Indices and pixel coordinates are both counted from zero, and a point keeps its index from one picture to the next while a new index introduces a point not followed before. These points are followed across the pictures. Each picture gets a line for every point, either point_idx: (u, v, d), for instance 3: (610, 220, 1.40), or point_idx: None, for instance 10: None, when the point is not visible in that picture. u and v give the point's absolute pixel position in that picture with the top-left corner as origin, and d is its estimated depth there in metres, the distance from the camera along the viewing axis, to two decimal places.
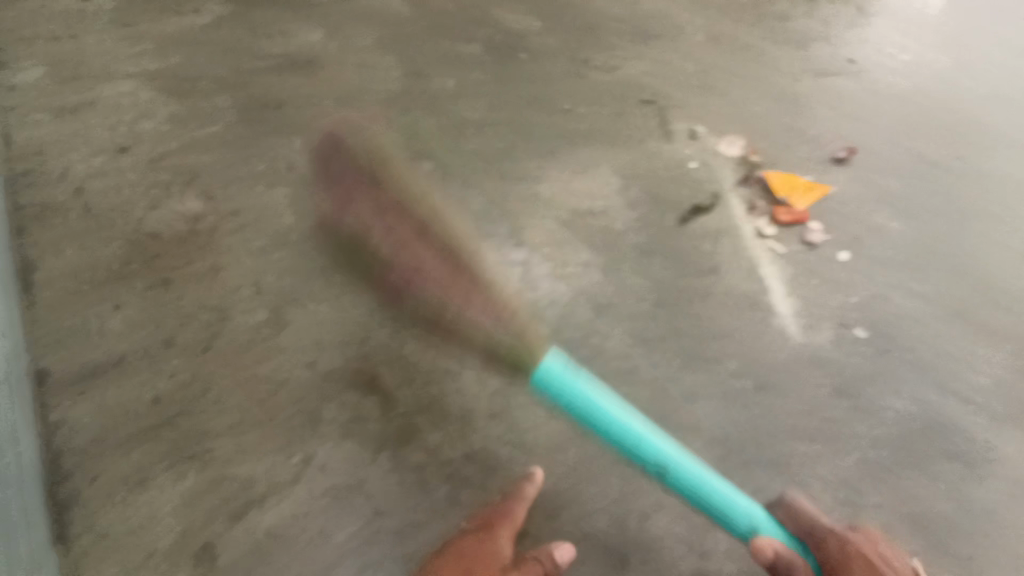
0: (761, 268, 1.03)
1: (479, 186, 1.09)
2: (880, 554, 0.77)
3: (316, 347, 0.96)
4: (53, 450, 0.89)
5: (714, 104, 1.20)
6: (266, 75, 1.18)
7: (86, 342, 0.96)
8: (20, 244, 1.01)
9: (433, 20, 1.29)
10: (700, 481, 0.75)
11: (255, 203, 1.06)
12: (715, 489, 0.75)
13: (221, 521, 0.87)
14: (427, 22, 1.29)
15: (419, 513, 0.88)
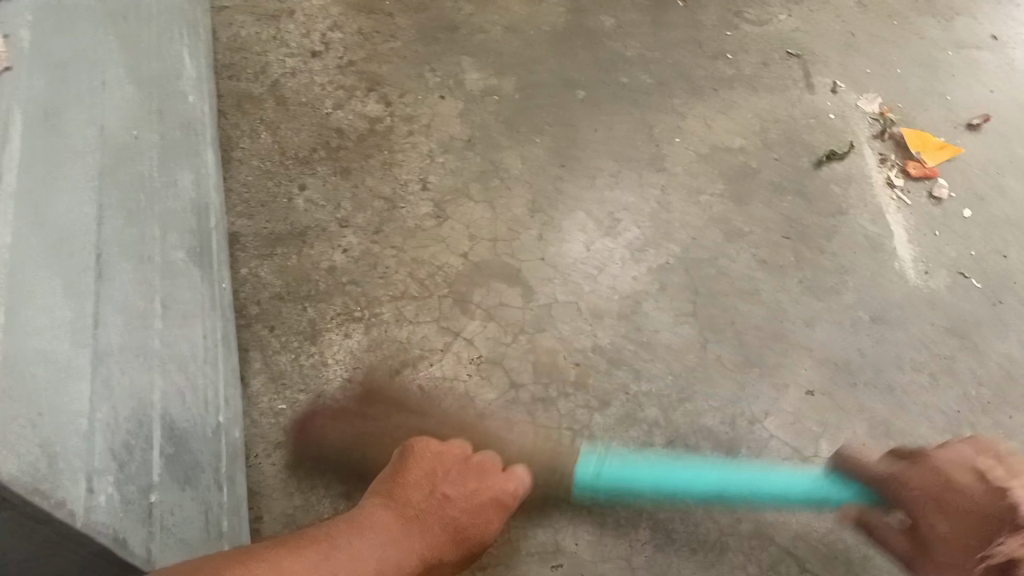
0: (886, 215, 1.09)
1: (626, 114, 1.17)
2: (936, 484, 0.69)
3: (470, 240, 1.08)
4: (243, 299, 1.04)
5: (858, 59, 1.22)
6: None
7: (275, 213, 1.10)
8: (224, 125, 1.16)
9: None
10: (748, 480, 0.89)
11: (427, 112, 1.17)
12: (765, 481, 0.88)
13: (381, 373, 1.00)
14: None
15: (549, 391, 0.99)
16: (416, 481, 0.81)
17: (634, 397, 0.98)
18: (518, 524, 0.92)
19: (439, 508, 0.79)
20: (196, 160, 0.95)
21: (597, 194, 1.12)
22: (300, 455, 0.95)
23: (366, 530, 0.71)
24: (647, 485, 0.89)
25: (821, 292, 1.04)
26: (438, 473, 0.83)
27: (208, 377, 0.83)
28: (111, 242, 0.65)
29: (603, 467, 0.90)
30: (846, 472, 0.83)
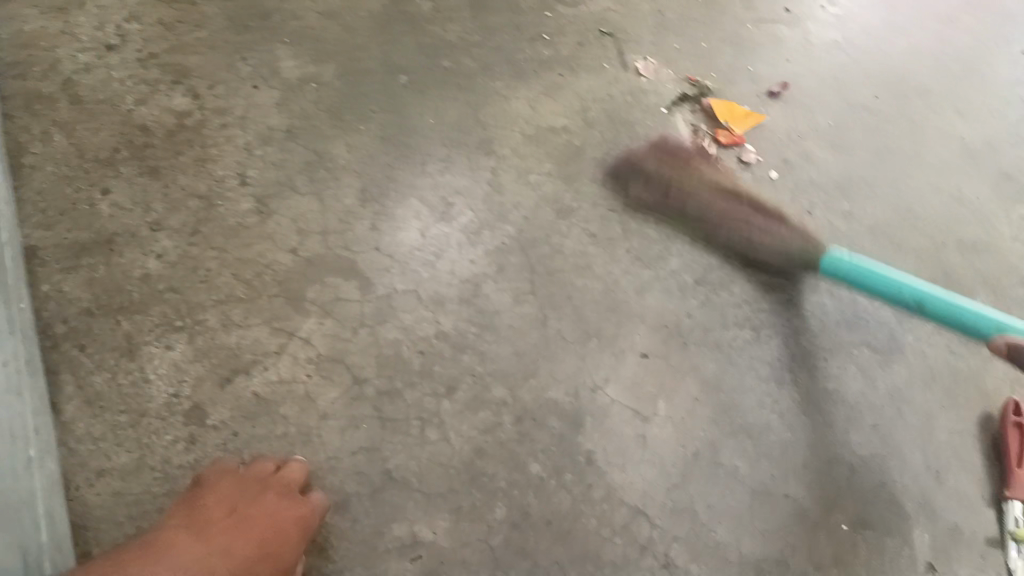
0: None
1: (451, 98, 1.16)
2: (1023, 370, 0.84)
3: (299, 235, 1.03)
4: (47, 318, 0.94)
5: (668, 40, 1.25)
6: None
7: (76, 221, 1.00)
8: (11, 128, 1.05)
9: None
10: (948, 304, 0.89)
11: (240, 104, 1.11)
12: (953, 305, 0.89)
13: (211, 384, 0.93)
14: None
15: (395, 383, 0.96)
16: (218, 502, 0.83)
17: (480, 380, 0.98)
18: (371, 523, 0.89)
19: (238, 532, 0.81)
20: None
21: (428, 178, 1.10)
22: (127, 480, 0.88)
23: (166, 557, 0.74)
24: (886, 282, 0.94)
25: (651, 261, 1.07)
26: (241, 496, 0.84)
27: (10, 405, 0.75)
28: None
29: (850, 260, 0.97)
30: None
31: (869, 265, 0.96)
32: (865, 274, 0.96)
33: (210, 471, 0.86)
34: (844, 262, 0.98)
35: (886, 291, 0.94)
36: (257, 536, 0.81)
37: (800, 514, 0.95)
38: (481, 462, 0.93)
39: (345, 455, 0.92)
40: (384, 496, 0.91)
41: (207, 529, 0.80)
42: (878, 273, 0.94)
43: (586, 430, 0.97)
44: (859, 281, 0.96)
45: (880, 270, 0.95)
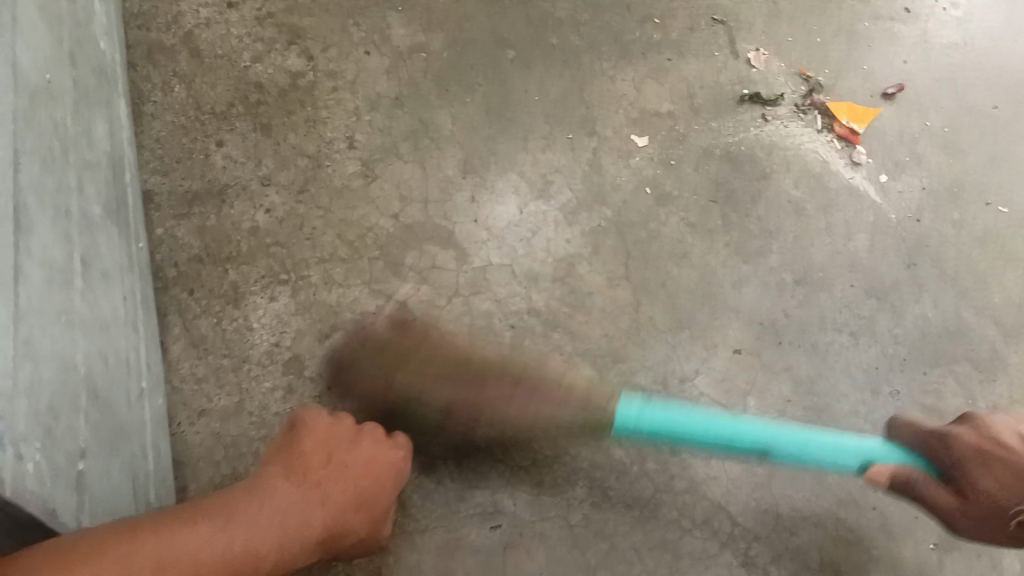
0: (805, 180, 1.12)
1: (557, 76, 1.16)
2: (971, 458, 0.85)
3: (401, 202, 1.05)
4: (158, 262, 0.98)
5: (782, 29, 1.22)
6: None
7: (191, 170, 1.04)
8: (134, 78, 1.09)
9: None
10: (800, 443, 0.86)
11: (351, 68, 1.13)
12: (784, 435, 0.86)
13: (310, 338, 0.96)
14: None
15: (486, 354, 0.97)
16: (315, 447, 0.79)
17: (569, 358, 0.98)
18: (456, 488, 0.92)
19: (338, 473, 0.78)
20: (107, 110, 0.88)
21: (529, 155, 1.10)
22: (226, 423, 0.91)
23: (263, 501, 0.71)
24: (695, 438, 0.86)
25: (749, 255, 1.06)
26: (334, 447, 0.81)
27: (128, 341, 0.78)
28: (26, 190, 0.60)
29: (646, 413, 0.87)
30: (933, 448, 0.88)
31: (683, 408, 0.88)
32: (728, 437, 0.86)
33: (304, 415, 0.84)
34: (632, 413, 0.86)
35: (716, 439, 0.86)
36: (344, 488, 0.77)
37: (885, 524, 0.94)
38: (564, 439, 0.94)
39: None
40: (468, 463, 0.92)
41: (303, 477, 0.75)
42: (686, 423, 0.85)
43: None
44: (642, 430, 0.87)
45: (700, 414, 0.87)
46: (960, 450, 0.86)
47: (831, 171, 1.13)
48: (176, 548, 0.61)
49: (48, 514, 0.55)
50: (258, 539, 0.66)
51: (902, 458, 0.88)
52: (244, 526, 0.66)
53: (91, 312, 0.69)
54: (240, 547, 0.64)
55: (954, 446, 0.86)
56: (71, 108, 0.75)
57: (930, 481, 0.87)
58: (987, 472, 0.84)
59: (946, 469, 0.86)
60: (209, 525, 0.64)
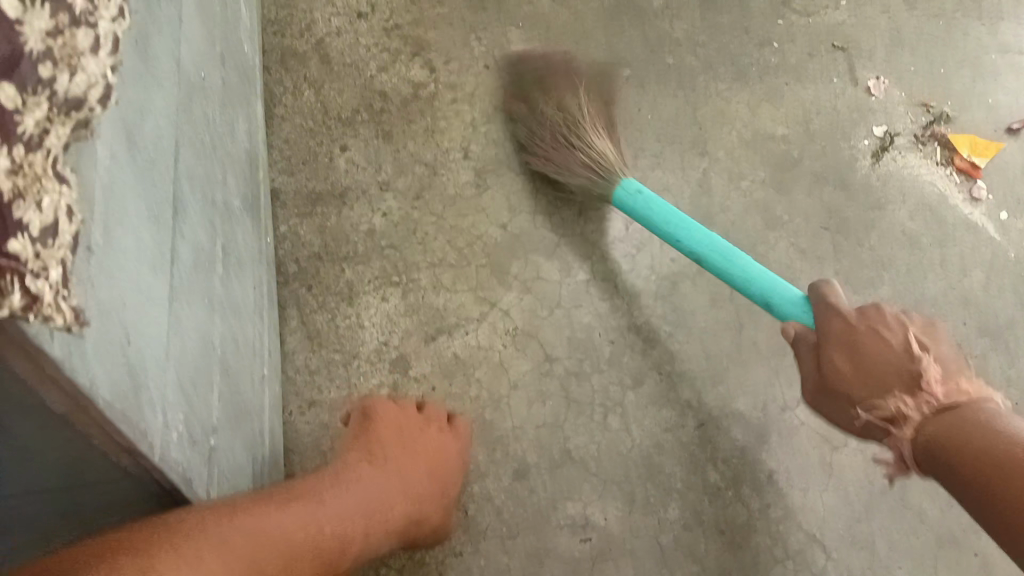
0: (920, 213, 1.09)
1: (670, 96, 1.17)
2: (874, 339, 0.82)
3: (511, 212, 1.08)
4: (280, 256, 1.03)
5: (905, 58, 1.20)
6: None
7: (317, 172, 1.09)
8: (268, 81, 1.15)
9: None
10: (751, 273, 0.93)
11: (470, 81, 1.17)
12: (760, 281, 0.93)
13: (417, 339, 0.99)
14: None
15: (585, 367, 0.99)
16: (389, 437, 0.84)
17: (668, 376, 0.99)
18: (548, 496, 0.93)
19: (412, 461, 0.83)
20: (246, 109, 0.94)
21: (639, 173, 1.12)
22: (334, 415, 0.95)
23: (350, 483, 0.75)
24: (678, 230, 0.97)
25: (858, 286, 1.05)
26: (410, 436, 0.86)
27: (254, 326, 0.83)
28: (181, 178, 0.65)
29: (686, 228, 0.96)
30: (824, 316, 0.87)
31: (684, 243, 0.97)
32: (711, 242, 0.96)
33: (374, 406, 0.89)
34: (630, 192, 1.00)
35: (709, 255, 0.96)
36: (419, 481, 0.82)
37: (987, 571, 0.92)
38: (659, 457, 0.95)
39: (530, 426, 0.96)
40: (563, 473, 0.94)
41: (385, 464, 0.80)
42: (659, 212, 0.98)
43: (769, 446, 0.96)
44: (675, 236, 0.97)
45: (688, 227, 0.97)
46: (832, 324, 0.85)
47: (951, 205, 1.10)
48: (277, 525, 0.64)
49: (185, 480, 0.59)
50: (342, 523, 0.71)
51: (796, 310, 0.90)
52: (332, 509, 0.70)
53: (226, 297, 0.74)
54: (332, 531, 0.69)
55: (825, 322, 0.86)
56: (218, 103, 0.80)
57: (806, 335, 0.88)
58: (852, 349, 0.83)
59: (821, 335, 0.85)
60: (308, 505, 0.69)
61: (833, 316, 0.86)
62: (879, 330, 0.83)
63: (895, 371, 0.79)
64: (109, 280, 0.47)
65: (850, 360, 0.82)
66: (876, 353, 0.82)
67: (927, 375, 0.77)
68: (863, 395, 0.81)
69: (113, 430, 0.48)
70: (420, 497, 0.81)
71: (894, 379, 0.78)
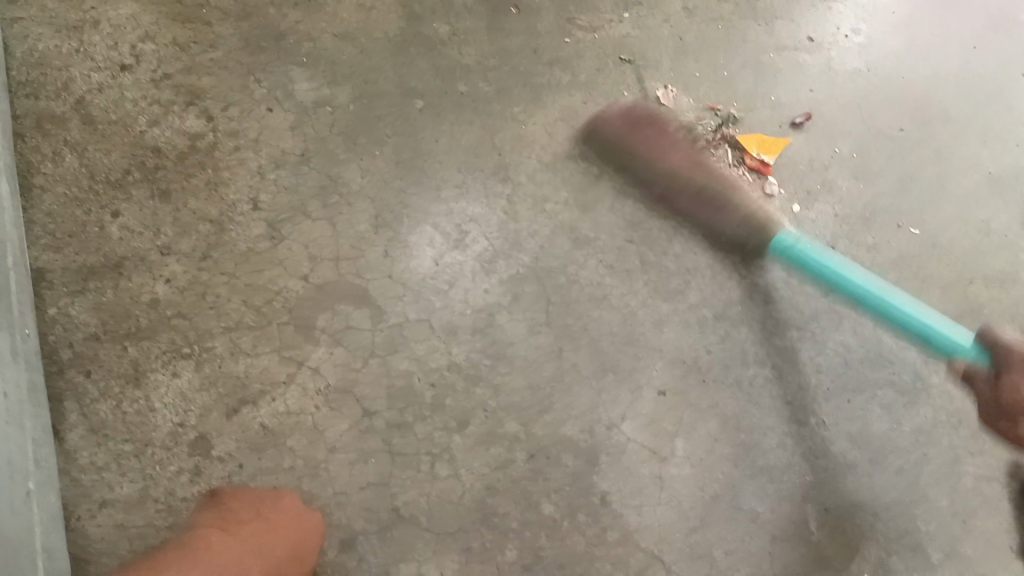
0: None
1: (467, 123, 1.13)
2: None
3: (311, 262, 1.01)
4: (52, 344, 0.93)
5: (689, 63, 1.23)
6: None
7: (86, 244, 0.99)
8: (23, 149, 1.05)
9: None
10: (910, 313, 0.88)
11: (253, 125, 1.09)
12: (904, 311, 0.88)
13: (218, 414, 0.92)
14: None
15: (407, 418, 0.94)
16: (243, 506, 0.87)
17: (493, 414, 0.95)
18: (378, 562, 0.89)
19: (268, 528, 0.85)
20: None
21: (443, 205, 1.08)
22: (129, 513, 0.87)
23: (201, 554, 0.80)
24: (828, 273, 0.91)
25: (669, 294, 1.05)
26: (261, 505, 0.88)
27: (12, 439, 0.76)
28: None
29: (804, 246, 0.93)
30: (990, 344, 0.87)
31: (830, 259, 0.91)
32: (835, 280, 0.91)
33: (222, 488, 0.89)
34: (790, 240, 0.94)
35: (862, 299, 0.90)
36: (274, 542, 0.84)
37: (822, 559, 0.94)
38: (492, 499, 0.92)
39: (353, 489, 0.91)
40: (392, 534, 0.90)
41: (233, 530, 0.84)
42: (840, 279, 0.90)
43: (600, 468, 0.95)
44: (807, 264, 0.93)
45: (838, 262, 0.91)
46: (1010, 353, 0.86)
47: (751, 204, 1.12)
48: None
49: None
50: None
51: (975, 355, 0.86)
52: None
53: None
54: None
55: (1003, 350, 0.86)
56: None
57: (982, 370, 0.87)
58: None
59: (999, 361, 0.86)
60: None
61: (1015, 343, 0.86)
62: None
63: None
64: None
65: None
66: None
67: None
68: None
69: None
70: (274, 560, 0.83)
71: None
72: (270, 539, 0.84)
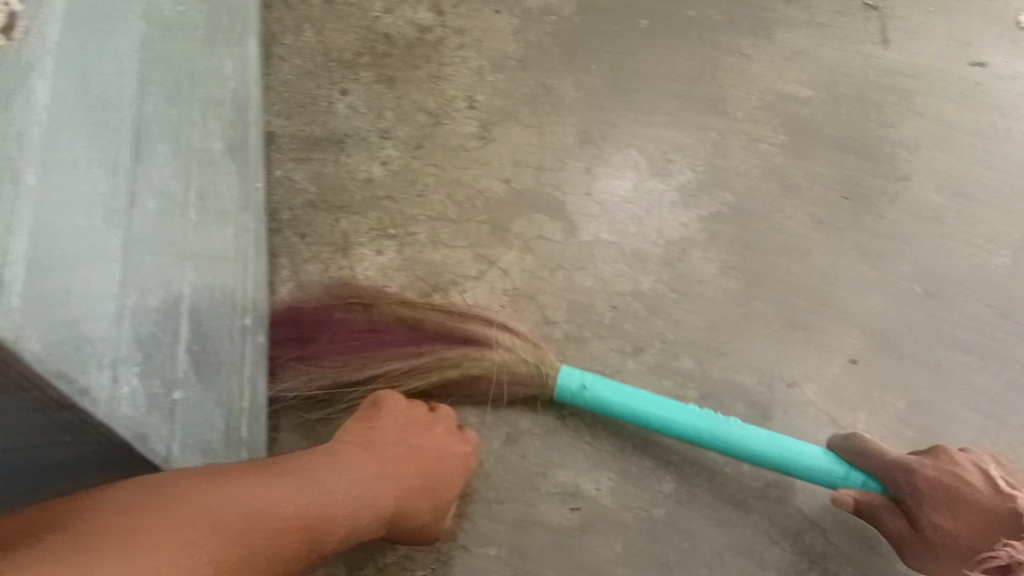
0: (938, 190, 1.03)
1: (690, 52, 1.12)
2: (949, 474, 0.80)
3: (514, 167, 1.03)
4: (274, 203, 0.99)
5: (940, 17, 1.12)
6: None
7: (316, 116, 1.04)
8: (269, 19, 1.11)
9: None
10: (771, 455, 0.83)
11: (480, 27, 1.11)
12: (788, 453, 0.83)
13: (411, 296, 0.96)
14: None
15: (584, 334, 0.95)
16: (390, 420, 0.84)
17: (670, 347, 0.94)
18: (537, 462, 0.91)
19: (411, 452, 0.81)
20: (239, 51, 0.90)
21: (652, 131, 1.06)
22: (319, 369, 0.92)
23: (346, 464, 0.76)
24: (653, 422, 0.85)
25: (877, 260, 0.99)
26: (412, 425, 0.85)
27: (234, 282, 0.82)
28: (146, 132, 0.68)
29: (587, 395, 0.86)
30: (881, 471, 0.82)
31: (622, 392, 0.85)
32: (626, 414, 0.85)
33: (385, 395, 0.87)
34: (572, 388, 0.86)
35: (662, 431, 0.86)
36: (417, 467, 0.81)
37: None
38: (655, 428, 0.92)
39: (523, 391, 0.93)
40: (553, 440, 0.91)
41: (376, 449, 0.80)
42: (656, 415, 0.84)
43: (771, 423, 0.92)
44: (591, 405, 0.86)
45: (631, 398, 0.85)
46: (910, 484, 0.80)
47: (1000, 162, 1.05)
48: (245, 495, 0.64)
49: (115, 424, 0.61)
50: (280, 509, 0.65)
51: (835, 470, 0.83)
52: (325, 485, 0.71)
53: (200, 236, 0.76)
54: (315, 506, 0.68)
55: (902, 484, 0.81)
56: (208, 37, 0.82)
57: (884, 504, 0.82)
58: (970, 518, 0.77)
59: (902, 501, 0.81)
60: (295, 483, 0.69)
61: (904, 460, 0.82)
62: (960, 462, 0.81)
63: (991, 526, 0.76)
64: (35, 250, 0.52)
65: (957, 521, 0.78)
66: (986, 504, 0.77)
67: (998, 528, 0.76)
68: (979, 534, 0.77)
69: (49, 385, 0.54)
70: (410, 489, 0.79)
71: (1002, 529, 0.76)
72: (410, 467, 0.80)
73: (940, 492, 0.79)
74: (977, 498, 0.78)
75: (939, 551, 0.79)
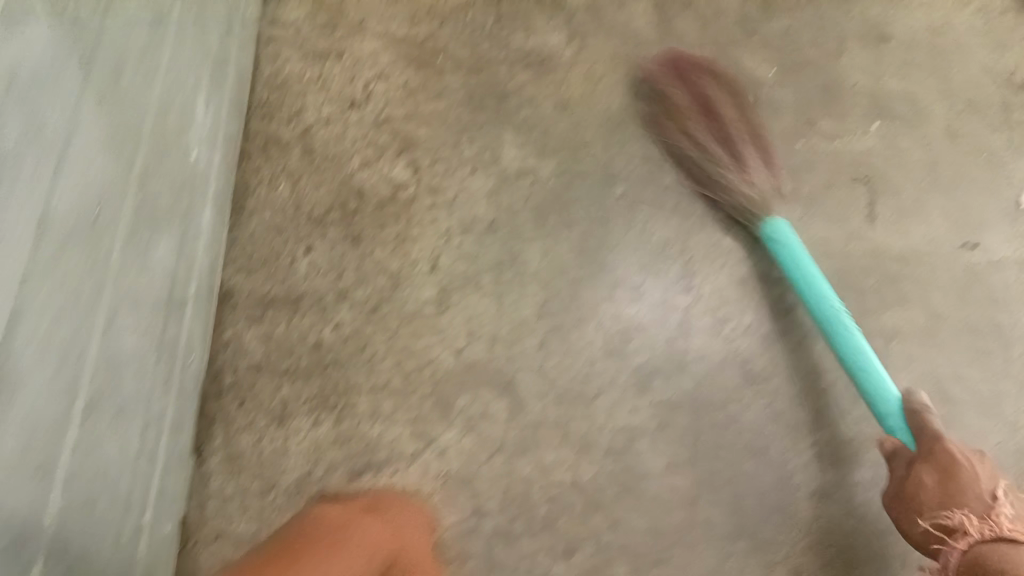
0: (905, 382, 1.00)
1: (664, 221, 1.10)
2: (974, 458, 0.83)
3: (468, 337, 1.01)
4: (220, 364, 0.99)
5: (933, 197, 1.13)
6: (499, 75, 1.20)
7: (275, 274, 1.05)
8: (245, 169, 1.13)
9: (672, 38, 1.23)
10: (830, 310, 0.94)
11: (454, 186, 1.12)
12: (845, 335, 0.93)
13: (341, 474, 0.95)
14: (666, 38, 1.23)
15: (516, 527, 0.93)
16: (336, 506, 0.88)
17: (605, 549, 0.92)
18: None
19: (371, 522, 0.86)
20: (184, 224, 0.86)
21: (614, 305, 1.04)
22: (238, 548, 0.92)
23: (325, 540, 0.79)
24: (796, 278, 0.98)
25: (838, 462, 0.95)
26: (356, 502, 0.90)
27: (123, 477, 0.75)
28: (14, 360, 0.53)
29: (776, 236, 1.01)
30: (915, 430, 0.87)
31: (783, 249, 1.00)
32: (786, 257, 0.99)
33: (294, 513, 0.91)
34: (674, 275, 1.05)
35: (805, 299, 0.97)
36: (386, 530, 0.86)
37: None
38: None
39: None
40: None
41: (340, 520, 0.84)
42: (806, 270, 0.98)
43: None
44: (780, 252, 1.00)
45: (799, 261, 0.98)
46: (931, 442, 0.85)
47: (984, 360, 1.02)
48: None
49: None
50: None
51: (871, 374, 0.90)
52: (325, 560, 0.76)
53: (68, 453, 0.63)
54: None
55: (926, 438, 0.85)
56: (124, 239, 0.70)
57: (915, 428, 0.87)
58: (943, 477, 0.82)
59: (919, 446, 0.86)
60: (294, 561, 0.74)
61: (938, 431, 0.85)
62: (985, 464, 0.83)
63: (964, 504, 0.80)
64: None
65: (938, 474, 0.83)
66: (965, 496, 0.81)
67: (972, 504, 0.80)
68: (931, 486, 0.82)
69: None
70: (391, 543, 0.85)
71: (971, 504, 0.80)
72: (387, 528, 0.86)
73: (961, 464, 0.82)
74: (976, 475, 0.82)
75: (908, 503, 0.85)
